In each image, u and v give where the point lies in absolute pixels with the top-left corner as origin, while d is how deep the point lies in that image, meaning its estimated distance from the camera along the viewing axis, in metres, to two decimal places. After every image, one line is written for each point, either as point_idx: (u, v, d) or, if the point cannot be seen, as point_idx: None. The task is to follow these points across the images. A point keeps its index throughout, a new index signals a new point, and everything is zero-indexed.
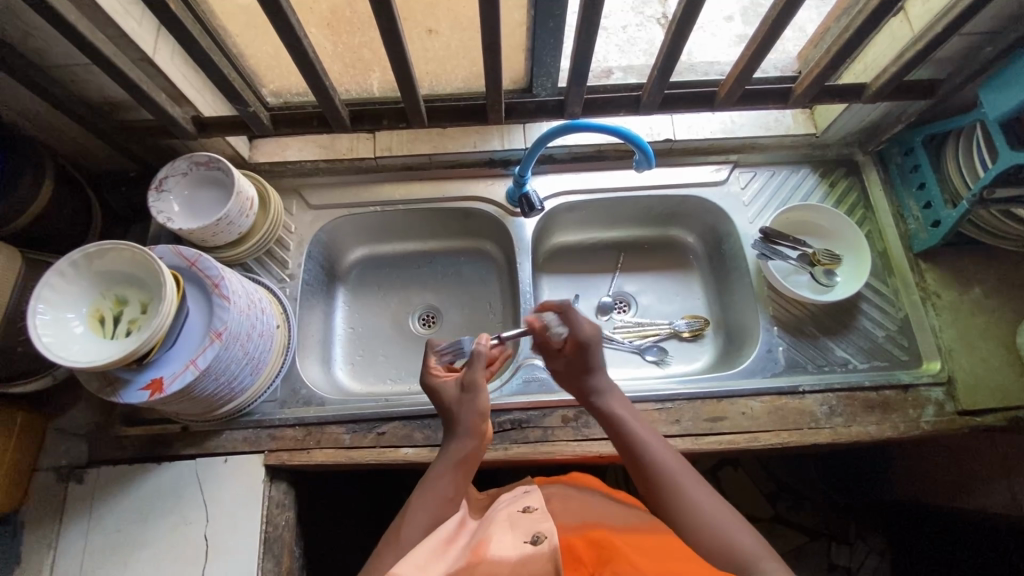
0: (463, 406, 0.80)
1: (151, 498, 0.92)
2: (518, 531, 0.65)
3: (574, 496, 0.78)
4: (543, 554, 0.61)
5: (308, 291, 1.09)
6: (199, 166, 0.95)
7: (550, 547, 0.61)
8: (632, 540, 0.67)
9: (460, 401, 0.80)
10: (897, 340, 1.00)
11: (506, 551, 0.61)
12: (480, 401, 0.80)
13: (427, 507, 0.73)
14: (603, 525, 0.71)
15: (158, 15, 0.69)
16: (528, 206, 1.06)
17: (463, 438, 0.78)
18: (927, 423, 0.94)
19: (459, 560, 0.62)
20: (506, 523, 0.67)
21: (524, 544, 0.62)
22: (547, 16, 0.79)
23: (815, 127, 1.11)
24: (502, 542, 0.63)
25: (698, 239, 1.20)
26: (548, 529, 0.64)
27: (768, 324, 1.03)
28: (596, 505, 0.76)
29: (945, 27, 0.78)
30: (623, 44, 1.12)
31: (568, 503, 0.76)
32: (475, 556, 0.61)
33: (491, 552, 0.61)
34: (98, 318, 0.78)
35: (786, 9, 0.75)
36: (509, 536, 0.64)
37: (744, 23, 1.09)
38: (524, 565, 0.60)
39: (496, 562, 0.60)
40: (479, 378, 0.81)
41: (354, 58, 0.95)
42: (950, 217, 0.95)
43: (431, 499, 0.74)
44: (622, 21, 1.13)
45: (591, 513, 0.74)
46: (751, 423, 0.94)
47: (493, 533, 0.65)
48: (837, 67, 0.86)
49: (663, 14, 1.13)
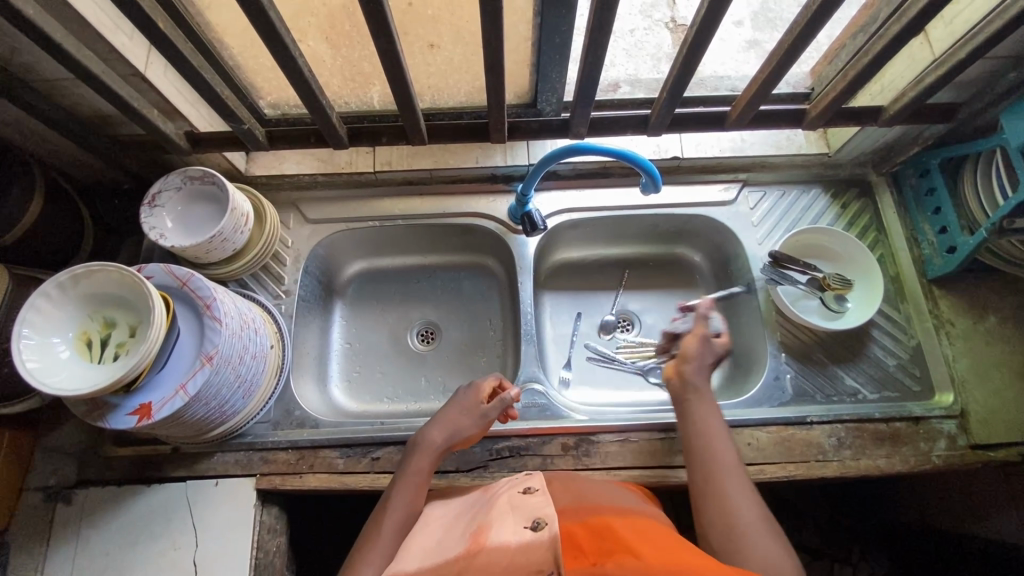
0: (465, 416, 0.85)
1: (140, 521, 0.89)
2: (518, 515, 0.62)
3: (577, 480, 0.79)
4: (542, 539, 0.56)
5: (305, 308, 1.07)
6: (193, 180, 0.92)
7: (550, 533, 0.56)
8: (635, 533, 0.61)
9: (466, 409, 0.86)
10: (909, 370, 0.97)
11: (506, 537, 0.58)
12: (471, 430, 0.84)
13: (408, 497, 0.76)
14: (603, 509, 0.68)
15: (146, 35, 0.67)
16: (530, 224, 1.05)
17: (444, 436, 0.83)
18: (939, 457, 0.91)
19: (458, 547, 0.60)
20: (506, 508, 0.64)
21: (523, 529, 0.58)
22: (553, 32, 0.76)
23: (828, 147, 1.07)
24: (502, 529, 0.60)
25: (705, 258, 1.17)
26: (550, 515, 0.60)
27: (775, 351, 1.00)
28: (596, 487, 0.77)
29: (968, 53, 0.74)
30: (631, 49, 1.10)
31: (570, 491, 0.74)
32: (475, 544, 0.58)
33: (490, 540, 0.57)
34: (85, 342, 0.75)
35: (802, 36, 0.71)
36: (509, 520, 0.62)
37: (754, 30, 1.06)
38: (523, 550, 0.55)
39: (495, 551, 0.56)
40: (490, 415, 0.86)
41: (353, 72, 0.92)
42: (966, 244, 0.92)
43: (409, 494, 0.77)
44: (629, 25, 1.12)
45: (590, 500, 0.71)
46: (757, 455, 0.91)
47: (494, 517, 0.63)
48: (854, 92, 0.82)
49: (671, 17, 1.11)
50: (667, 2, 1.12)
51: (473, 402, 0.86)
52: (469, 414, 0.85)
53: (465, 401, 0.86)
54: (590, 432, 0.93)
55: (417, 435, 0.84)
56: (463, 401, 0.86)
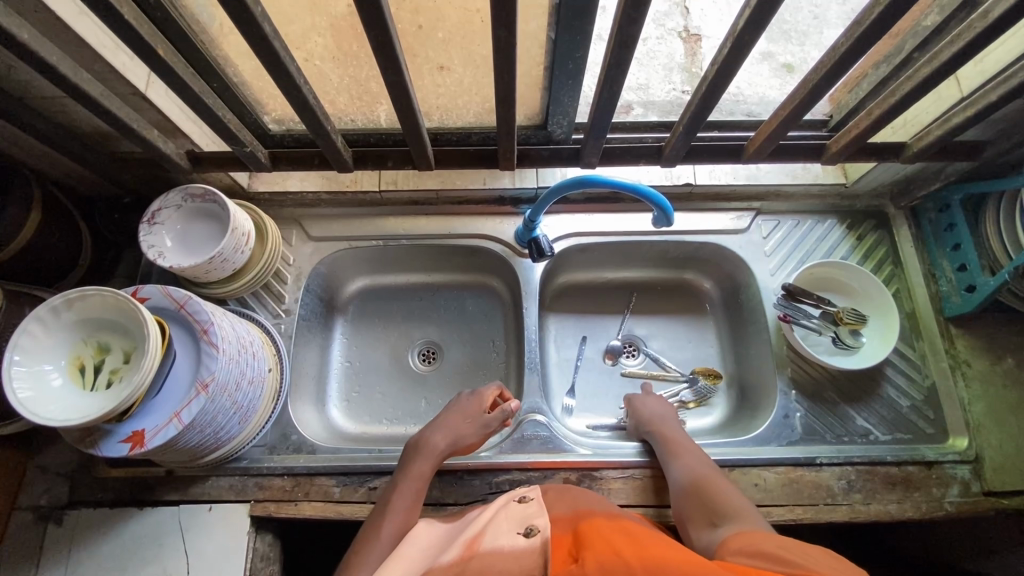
0: (467, 424, 0.88)
1: (130, 545, 0.87)
2: (511, 523, 0.63)
3: (569, 488, 0.78)
4: (534, 546, 0.58)
5: (304, 326, 1.05)
6: (194, 199, 0.90)
7: (542, 540, 0.58)
8: (620, 531, 0.60)
9: (467, 418, 0.88)
10: (922, 412, 0.95)
11: (501, 542, 0.59)
12: (473, 437, 0.88)
13: (407, 501, 0.78)
14: (594, 513, 0.68)
15: (146, 60, 0.65)
16: (538, 250, 0.99)
17: (447, 442, 0.85)
18: (951, 503, 0.88)
19: (452, 553, 0.59)
20: (501, 515, 0.65)
21: (515, 536, 0.60)
22: (567, 60, 0.73)
23: (845, 177, 1.04)
24: (495, 534, 0.61)
25: (715, 285, 1.14)
26: (542, 523, 0.62)
27: (786, 388, 0.97)
28: (590, 496, 0.76)
29: (998, 96, 0.71)
30: (643, 59, 1.09)
31: (565, 499, 0.74)
32: (469, 550, 0.58)
33: (484, 545, 0.58)
34: (78, 367, 0.74)
35: (826, 76, 0.69)
36: (503, 527, 0.62)
37: (768, 41, 1.05)
38: (516, 556, 0.57)
39: (488, 554, 0.57)
40: (490, 425, 0.89)
41: (360, 91, 0.89)
42: (986, 285, 0.90)
43: (408, 498, 0.78)
44: (643, 34, 1.11)
45: (585, 505, 0.71)
46: (763, 496, 0.88)
47: (489, 525, 0.63)
48: (876, 130, 0.80)
49: (685, 27, 1.11)
50: (682, 11, 1.12)
51: (476, 411, 0.89)
52: (472, 422, 0.88)
53: (468, 410, 0.89)
54: (592, 468, 0.91)
55: (419, 436, 0.86)
56: (465, 410, 0.89)
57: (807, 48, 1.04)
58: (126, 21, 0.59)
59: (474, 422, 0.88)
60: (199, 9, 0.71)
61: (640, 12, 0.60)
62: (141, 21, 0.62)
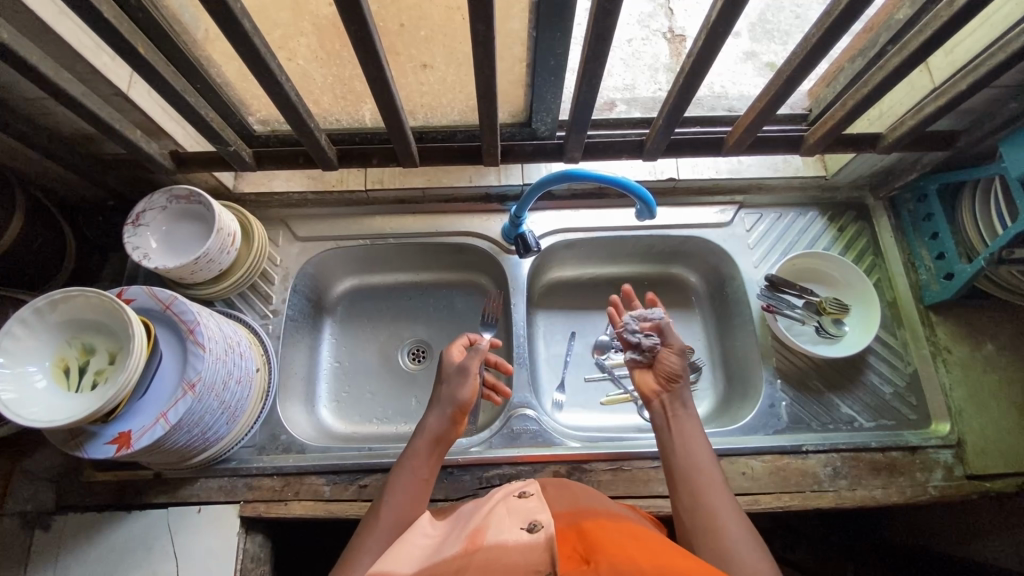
0: (451, 381, 0.82)
1: (119, 548, 0.87)
2: (514, 517, 0.57)
3: (569, 484, 0.74)
4: (540, 542, 0.51)
5: (292, 326, 1.04)
6: (179, 200, 0.90)
7: (547, 535, 0.52)
8: (628, 537, 0.56)
9: (450, 377, 0.82)
10: (905, 398, 0.96)
11: (504, 536, 0.53)
12: (466, 391, 0.80)
13: (407, 489, 0.73)
14: (599, 515, 0.63)
15: (127, 59, 0.65)
16: (524, 246, 1.00)
17: (438, 410, 0.79)
18: (935, 487, 0.90)
19: (453, 548, 0.54)
20: (503, 510, 0.59)
21: (520, 531, 0.54)
22: (548, 55, 0.73)
23: (825, 169, 1.06)
24: (498, 529, 0.55)
25: (701, 279, 1.15)
26: (547, 518, 0.55)
27: (771, 378, 0.98)
28: (593, 495, 0.71)
29: (969, 85, 0.73)
30: (628, 58, 1.11)
31: (565, 495, 0.70)
32: (472, 544, 0.53)
33: (488, 539, 0.53)
34: (62, 369, 0.73)
35: (800, 68, 0.70)
36: (506, 522, 0.56)
37: (751, 41, 1.07)
38: (522, 551, 0.50)
39: (492, 550, 0.51)
40: (472, 369, 0.81)
41: (344, 91, 0.89)
42: (963, 272, 0.91)
43: (410, 488, 0.73)
44: (628, 35, 1.12)
45: (585, 503, 0.67)
46: (751, 485, 0.89)
47: (490, 519, 0.57)
48: (851, 121, 0.81)
49: (670, 28, 1.13)
50: (666, 11, 1.14)
51: (454, 365, 0.84)
52: (454, 378, 0.82)
53: (447, 369, 0.83)
54: (582, 460, 0.92)
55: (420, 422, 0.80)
56: (447, 373, 0.83)
57: (788, 45, 1.05)
58: (106, 19, 0.60)
59: (452, 375, 0.82)
60: (181, 10, 0.72)
61: (615, 5, 0.61)
62: (121, 20, 0.62)
